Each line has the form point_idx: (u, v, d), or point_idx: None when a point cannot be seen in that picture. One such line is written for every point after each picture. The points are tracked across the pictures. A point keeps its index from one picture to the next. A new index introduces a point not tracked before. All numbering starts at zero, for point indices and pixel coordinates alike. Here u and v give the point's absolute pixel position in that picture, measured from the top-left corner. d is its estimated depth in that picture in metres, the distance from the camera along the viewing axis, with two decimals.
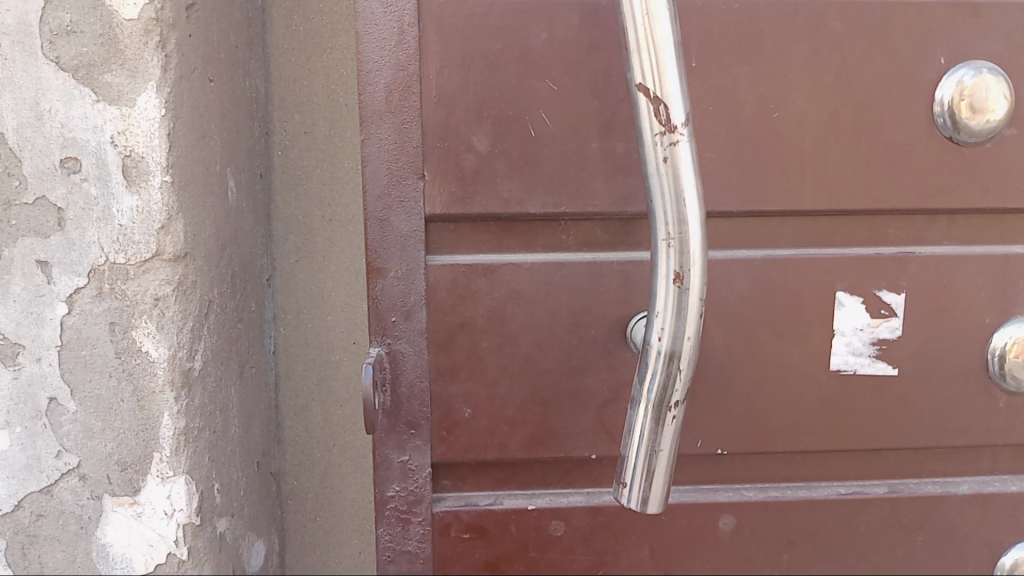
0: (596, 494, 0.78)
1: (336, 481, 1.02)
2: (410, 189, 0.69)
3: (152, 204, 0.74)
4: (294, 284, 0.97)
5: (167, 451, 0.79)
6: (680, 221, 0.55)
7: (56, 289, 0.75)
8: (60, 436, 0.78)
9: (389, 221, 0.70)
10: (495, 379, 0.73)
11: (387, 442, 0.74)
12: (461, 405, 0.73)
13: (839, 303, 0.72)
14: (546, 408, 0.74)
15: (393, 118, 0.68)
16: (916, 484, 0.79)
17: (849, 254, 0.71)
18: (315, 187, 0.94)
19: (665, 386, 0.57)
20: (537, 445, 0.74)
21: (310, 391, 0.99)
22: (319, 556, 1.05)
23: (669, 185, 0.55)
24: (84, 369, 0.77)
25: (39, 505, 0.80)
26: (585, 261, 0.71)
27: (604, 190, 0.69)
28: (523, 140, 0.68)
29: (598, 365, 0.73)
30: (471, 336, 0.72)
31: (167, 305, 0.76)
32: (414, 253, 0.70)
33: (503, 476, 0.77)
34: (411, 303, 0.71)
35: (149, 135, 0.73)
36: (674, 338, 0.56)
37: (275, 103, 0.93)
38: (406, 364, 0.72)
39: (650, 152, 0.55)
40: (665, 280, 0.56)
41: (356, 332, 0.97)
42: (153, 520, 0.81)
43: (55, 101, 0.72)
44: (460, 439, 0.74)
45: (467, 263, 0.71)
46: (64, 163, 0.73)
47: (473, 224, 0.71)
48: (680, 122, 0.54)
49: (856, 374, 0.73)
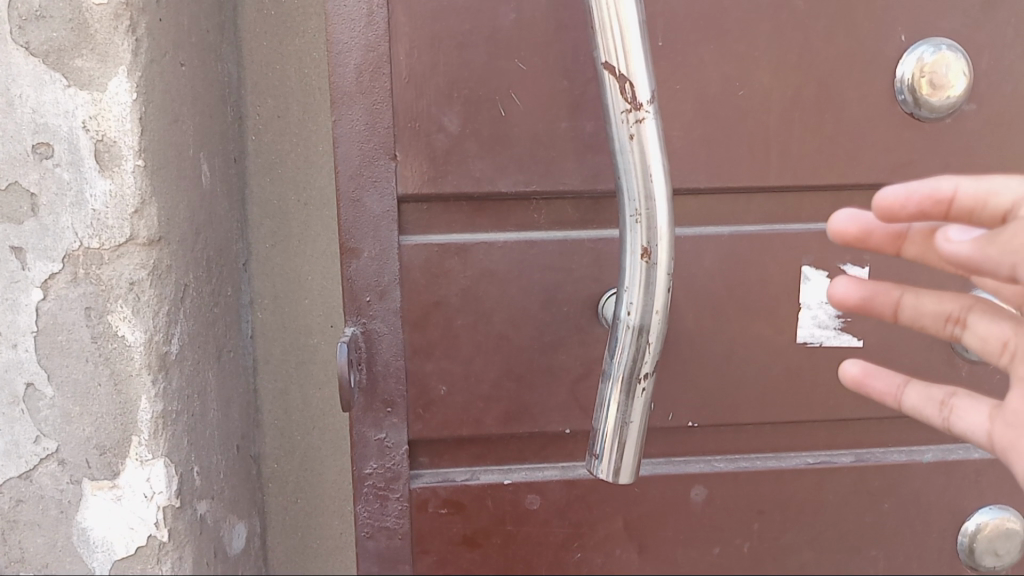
0: (571, 468, 0.79)
1: (316, 463, 1.03)
2: (382, 169, 0.70)
3: (125, 188, 0.74)
4: (271, 268, 0.97)
5: (146, 434, 0.80)
6: (647, 197, 0.56)
7: (31, 275, 0.75)
8: (38, 422, 0.79)
9: (362, 201, 0.70)
10: (469, 356, 0.74)
11: (364, 420, 0.75)
12: (437, 383, 0.74)
13: (805, 277, 0.73)
14: (520, 384, 0.75)
15: (364, 99, 0.69)
16: (882, 452, 0.81)
17: (814, 228, 0.73)
18: (289, 172, 0.95)
19: (635, 359, 0.58)
20: (512, 421, 0.76)
21: (289, 374, 1.00)
22: (300, 537, 1.05)
23: (635, 162, 0.56)
24: (60, 354, 0.77)
25: (18, 490, 0.80)
26: (556, 239, 0.72)
27: (574, 168, 0.70)
28: (493, 120, 0.69)
29: (571, 341, 0.74)
30: (445, 315, 0.73)
31: (142, 289, 0.77)
32: (388, 233, 0.71)
33: (479, 452, 0.79)
34: (386, 283, 0.72)
35: (120, 119, 0.73)
36: (642, 312, 0.58)
37: (248, 88, 0.93)
38: (382, 343, 0.73)
39: (617, 129, 0.56)
40: (633, 255, 0.57)
41: (333, 315, 0.98)
42: (133, 503, 0.82)
43: (26, 86, 0.72)
44: (436, 416, 0.75)
45: (440, 242, 0.72)
46: (36, 149, 0.73)
47: (445, 203, 0.72)
48: (645, 100, 0.55)
49: (822, 346, 0.75)
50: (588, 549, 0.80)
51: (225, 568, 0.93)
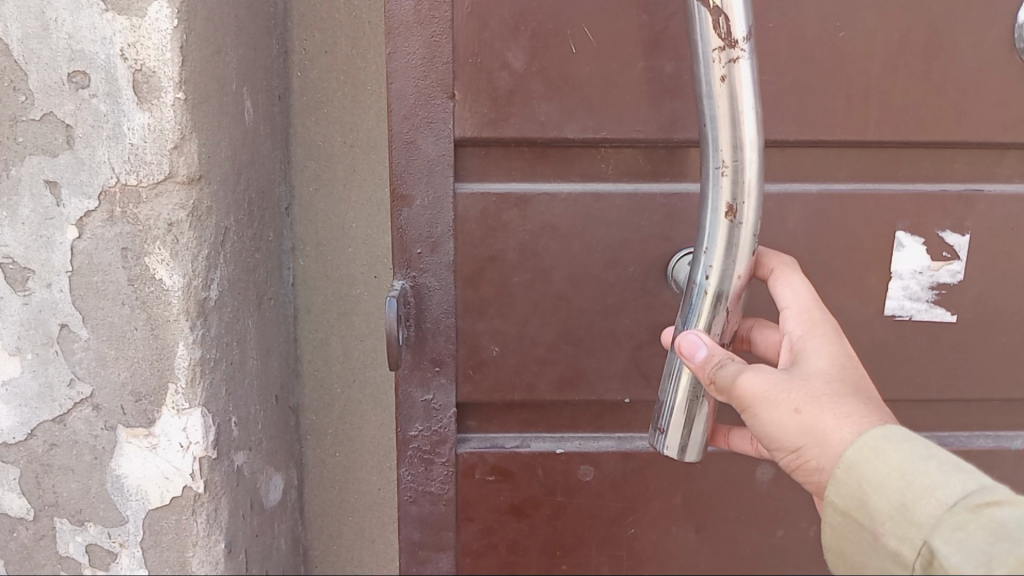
0: (628, 439, 0.76)
1: (356, 416, 0.97)
2: (438, 109, 0.65)
3: (164, 123, 0.71)
4: (315, 213, 0.91)
5: (183, 382, 0.76)
6: (735, 148, 0.50)
7: (65, 212, 0.73)
8: (73, 364, 0.77)
9: (416, 143, 0.66)
10: (525, 316, 0.70)
11: (411, 381, 0.71)
12: (489, 343, 0.71)
13: (899, 244, 0.70)
14: (578, 347, 0.71)
15: (422, 30, 0.64)
16: (967, 437, 0.78)
17: (913, 190, 0.70)
18: (335, 111, 0.89)
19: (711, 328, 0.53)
20: (564, 386, 0.72)
21: (331, 324, 0.94)
22: (339, 492, 0.99)
23: (723, 109, 0.50)
24: (95, 296, 0.75)
25: (52, 434, 0.79)
26: (626, 192, 0.67)
27: (649, 115, 0.65)
28: (563, 57, 0.64)
29: (636, 305, 0.70)
30: (501, 271, 0.69)
31: (181, 232, 0.74)
32: (442, 179, 0.66)
33: (530, 417, 0.75)
34: (438, 234, 0.68)
35: (160, 48, 0.69)
36: (722, 276, 0.52)
37: (295, 19, 0.87)
38: (432, 299, 0.69)
39: (705, 70, 0.50)
40: (714, 213, 0.52)
41: (378, 265, 0.92)
42: (169, 452, 0.78)
43: (62, 10, 0.69)
44: (486, 378, 0.72)
45: (499, 192, 0.67)
46: (72, 78, 0.70)
47: (505, 149, 0.68)
48: (742, 37, 0.48)
49: (912, 320, 0.72)
50: (642, 525, 0.77)
51: (261, 520, 0.90)
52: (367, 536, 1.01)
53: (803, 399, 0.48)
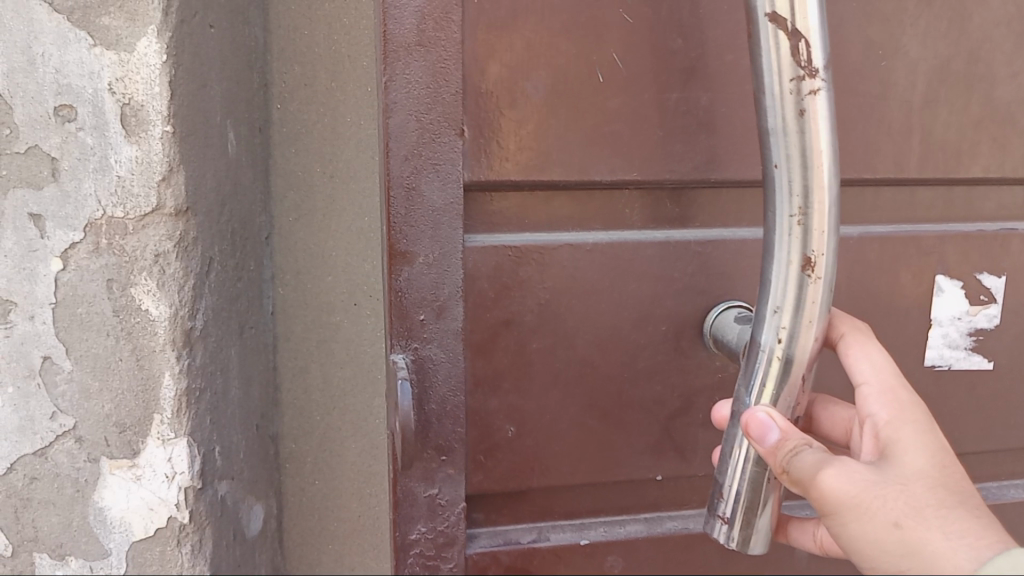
0: (654, 522, 0.82)
1: (336, 444, 0.97)
2: (444, 149, 0.65)
3: (152, 155, 0.72)
4: (294, 242, 0.93)
5: (169, 413, 0.77)
6: (808, 194, 0.50)
7: (50, 244, 0.74)
8: (55, 397, 0.77)
9: (418, 187, 0.66)
10: (545, 365, 0.73)
11: (414, 479, 0.71)
12: (504, 423, 0.74)
13: (939, 289, 0.76)
14: (599, 389, 0.74)
15: (425, 56, 0.64)
16: (1001, 489, 0.84)
17: (954, 231, 0.76)
18: (314, 142, 0.90)
19: (780, 390, 0.53)
20: (584, 463, 0.76)
21: (310, 352, 0.95)
22: (317, 519, 0.99)
23: (795, 147, 0.50)
24: (79, 328, 0.75)
25: (32, 468, 0.78)
26: (658, 242, 0.72)
27: (684, 153, 0.70)
28: (596, 90, 0.67)
29: (669, 368, 0.74)
30: (517, 337, 0.72)
31: (168, 262, 0.75)
32: (449, 230, 0.67)
33: (545, 505, 0.79)
34: (444, 299, 0.68)
35: (148, 82, 0.71)
36: (793, 338, 0.52)
37: (275, 54, 0.89)
38: (438, 374, 0.69)
39: (779, 103, 0.50)
40: (788, 266, 0.52)
41: (357, 293, 0.92)
42: (153, 483, 0.78)
43: (48, 45, 0.71)
44: (500, 464, 0.75)
45: (513, 245, 0.70)
46: (58, 111, 0.72)
47: (522, 196, 0.71)
48: (821, 66, 0.50)
49: (952, 368, 0.78)
50: None
51: (244, 551, 0.89)
52: (347, 565, 1.00)
53: (903, 511, 0.48)
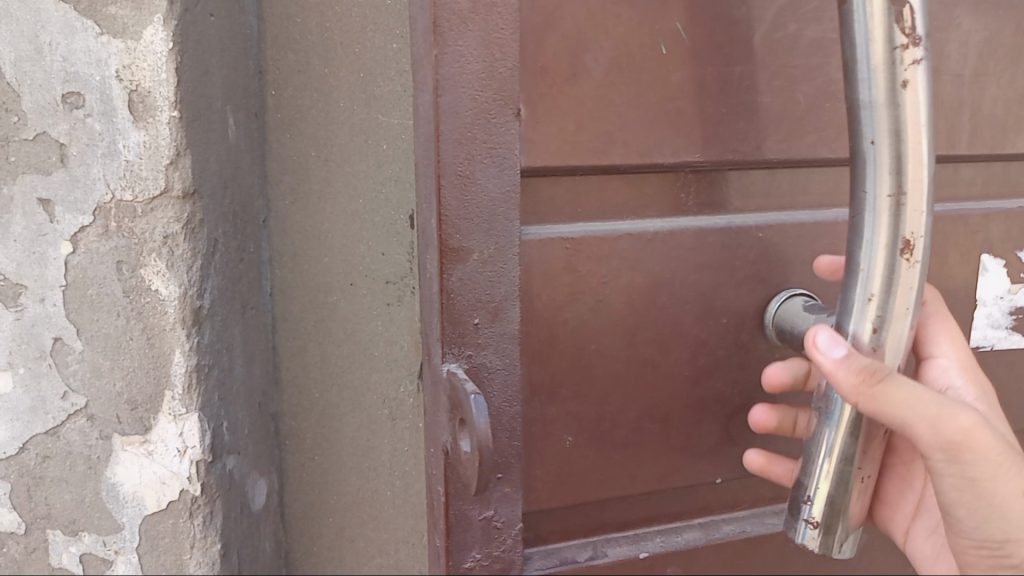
0: (710, 528, 0.88)
1: (334, 420, 1.00)
2: (501, 134, 0.68)
3: (160, 139, 0.75)
4: (290, 225, 0.97)
5: (180, 389, 0.80)
6: (904, 174, 0.53)
7: (59, 228, 0.76)
8: (67, 377, 0.79)
9: (474, 176, 0.68)
10: (599, 359, 0.77)
11: (468, 501, 0.73)
12: (564, 432, 0.78)
13: (984, 268, 0.84)
14: (659, 384, 0.80)
15: (478, 33, 0.65)
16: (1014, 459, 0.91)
17: (983, 210, 0.84)
18: (309, 128, 0.93)
19: (878, 362, 0.57)
20: (640, 465, 0.82)
21: (309, 331, 0.98)
22: (317, 492, 1.03)
23: (894, 124, 0.52)
24: (90, 309, 0.78)
25: (45, 446, 0.81)
26: (719, 229, 0.78)
27: (743, 130, 0.76)
28: (615, 73, 0.71)
29: (730, 363, 0.81)
30: (575, 339, 0.76)
31: (176, 243, 0.77)
32: (506, 223, 0.70)
33: (597, 519, 0.84)
34: (498, 304, 0.71)
35: (155, 69, 0.74)
36: (890, 316, 0.56)
37: (269, 41, 0.92)
38: (494, 383, 0.72)
39: (874, 75, 0.52)
40: (886, 247, 0.55)
41: (353, 273, 0.95)
42: (165, 457, 0.81)
43: (56, 33, 0.73)
44: (561, 474, 0.79)
45: (572, 240, 0.74)
46: (66, 98, 0.74)
47: (572, 192, 0.75)
48: (921, 38, 0.51)
49: (993, 347, 0.85)
50: None
51: (250, 523, 0.93)
52: (348, 535, 1.02)
53: None
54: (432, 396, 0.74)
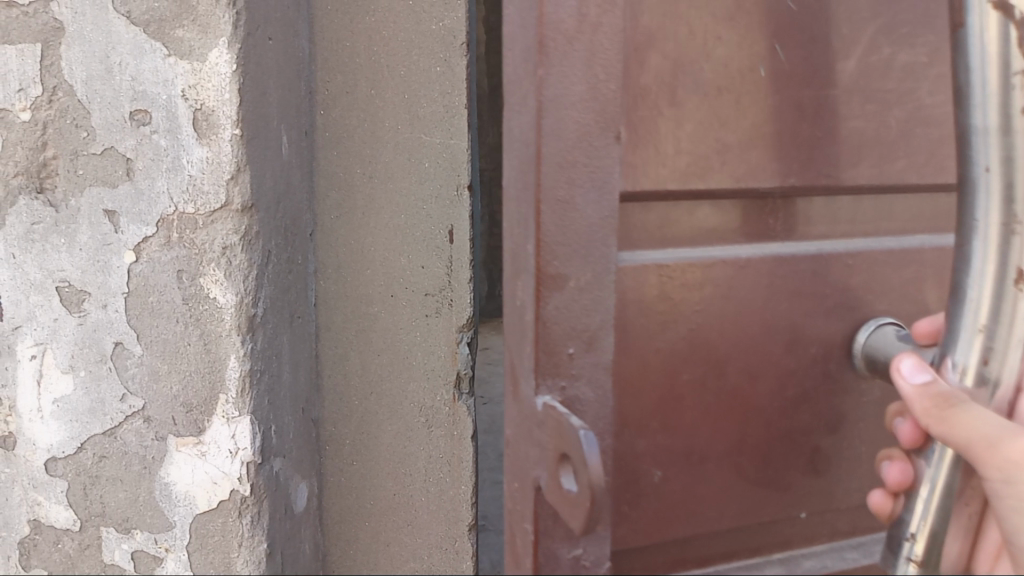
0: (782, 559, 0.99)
1: (373, 426, 1.03)
2: (603, 160, 0.71)
3: (222, 155, 0.79)
4: (335, 238, 1.00)
5: (233, 393, 0.83)
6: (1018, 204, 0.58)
7: (124, 238, 0.81)
8: (125, 380, 0.84)
9: (573, 200, 0.70)
10: (690, 390, 0.85)
11: (557, 540, 0.75)
12: (654, 466, 0.86)
13: None
14: (744, 414, 0.88)
15: (583, 58, 0.67)
16: None
17: None
18: (356, 146, 0.97)
19: (985, 377, 0.66)
20: (728, 499, 0.91)
21: (350, 340, 1.02)
22: (355, 497, 1.06)
23: (1006, 151, 0.57)
24: (150, 314, 0.82)
25: (102, 446, 0.86)
26: (808, 256, 0.87)
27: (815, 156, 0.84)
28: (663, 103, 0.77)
29: (813, 392, 0.90)
30: (667, 369, 0.84)
31: (234, 254, 0.81)
32: (602, 251, 0.73)
33: (678, 553, 0.93)
34: (594, 332, 0.74)
35: (219, 89, 0.78)
36: (994, 344, 0.63)
37: (319, 64, 0.96)
38: (589, 415, 0.75)
39: (987, 101, 0.57)
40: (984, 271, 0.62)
41: (393, 286, 0.99)
42: (217, 458, 0.85)
43: (126, 55, 0.78)
44: (650, 504, 0.87)
45: (668, 271, 0.82)
46: (134, 115, 0.79)
47: (658, 225, 0.82)
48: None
49: None
50: None
51: (292, 524, 0.96)
52: (382, 540, 1.06)
53: None
54: (522, 421, 0.75)
